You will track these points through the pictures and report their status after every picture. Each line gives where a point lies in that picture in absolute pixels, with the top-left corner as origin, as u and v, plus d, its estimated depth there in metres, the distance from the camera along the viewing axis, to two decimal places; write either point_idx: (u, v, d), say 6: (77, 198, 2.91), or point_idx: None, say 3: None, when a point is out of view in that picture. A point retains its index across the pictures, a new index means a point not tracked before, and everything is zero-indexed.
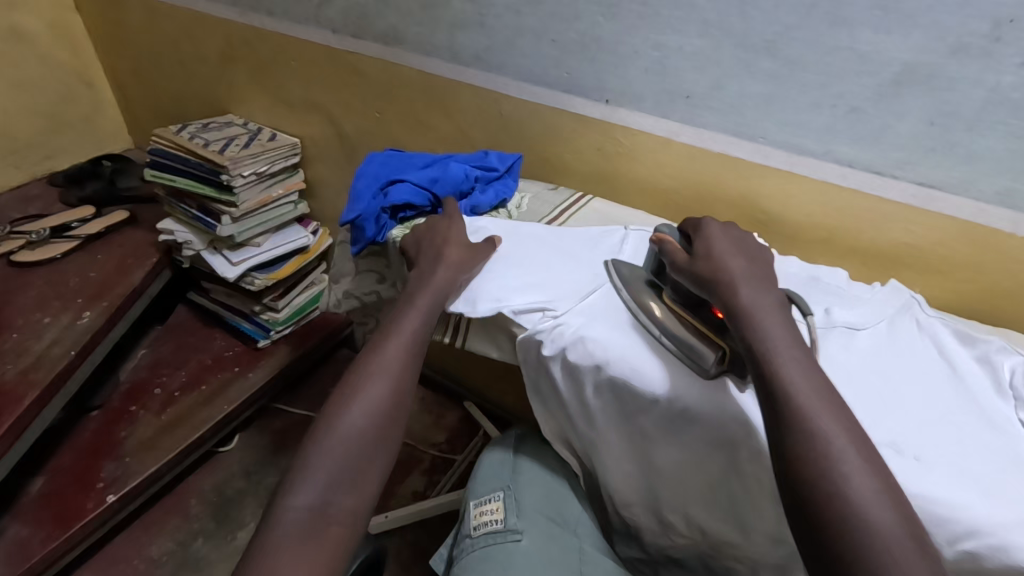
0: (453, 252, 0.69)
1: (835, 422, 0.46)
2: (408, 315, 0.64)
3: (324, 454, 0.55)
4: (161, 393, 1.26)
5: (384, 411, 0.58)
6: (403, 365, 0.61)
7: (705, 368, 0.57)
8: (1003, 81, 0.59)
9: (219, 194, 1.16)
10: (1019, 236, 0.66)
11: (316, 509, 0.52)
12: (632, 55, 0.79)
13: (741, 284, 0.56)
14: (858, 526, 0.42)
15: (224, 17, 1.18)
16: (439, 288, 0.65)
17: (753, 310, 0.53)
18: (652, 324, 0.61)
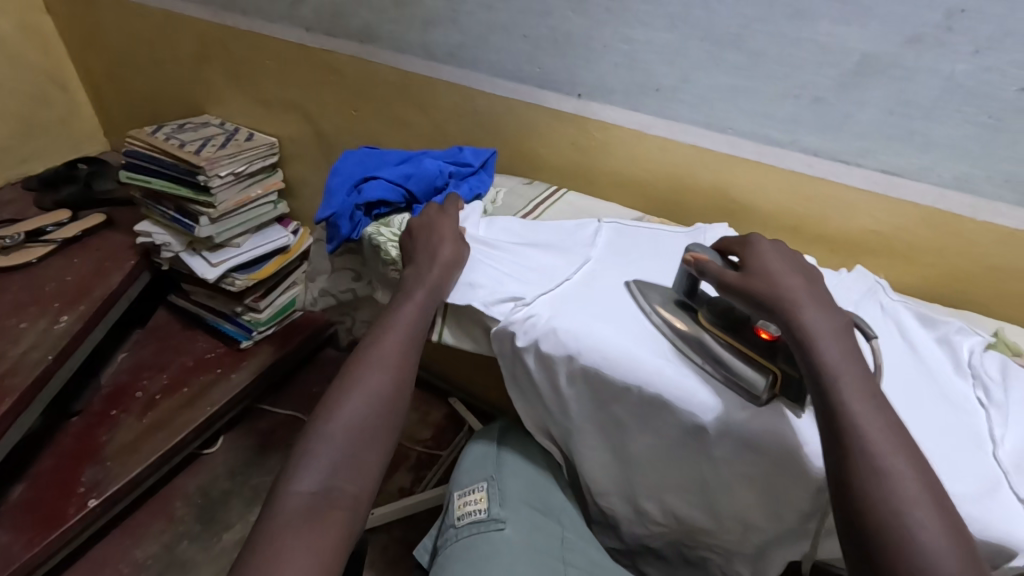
0: (448, 249, 0.68)
1: (864, 408, 0.46)
2: (406, 308, 0.64)
3: (326, 440, 0.56)
4: (142, 396, 1.25)
5: (383, 400, 0.59)
6: (401, 357, 0.62)
7: (756, 394, 0.55)
8: (957, 70, 0.61)
9: (197, 195, 1.16)
10: (979, 220, 0.68)
11: (321, 493, 0.52)
12: (602, 49, 0.80)
13: (803, 306, 0.52)
14: (882, 498, 0.43)
15: (197, 17, 1.17)
16: (434, 281, 0.65)
17: (816, 331, 0.50)
18: (692, 350, 0.59)
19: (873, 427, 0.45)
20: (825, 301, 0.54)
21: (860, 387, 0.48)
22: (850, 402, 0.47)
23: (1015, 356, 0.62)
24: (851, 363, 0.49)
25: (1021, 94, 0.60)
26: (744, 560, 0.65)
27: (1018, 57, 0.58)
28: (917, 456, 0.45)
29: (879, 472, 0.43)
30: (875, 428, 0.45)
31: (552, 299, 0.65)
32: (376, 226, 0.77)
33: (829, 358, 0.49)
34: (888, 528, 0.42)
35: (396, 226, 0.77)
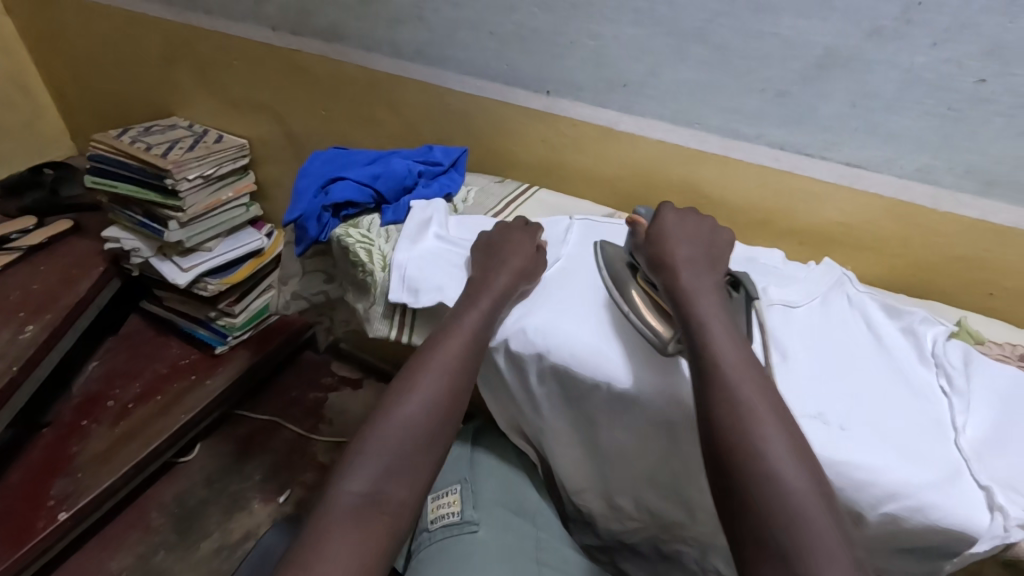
0: (517, 259, 0.66)
1: (734, 356, 0.52)
2: (469, 316, 0.61)
3: (378, 442, 0.55)
4: (114, 405, 1.23)
5: (439, 406, 0.57)
6: (461, 362, 0.59)
7: (662, 342, 0.57)
8: (916, 62, 0.62)
9: (165, 199, 1.14)
10: (942, 211, 0.69)
11: (371, 497, 0.52)
12: (569, 45, 0.79)
13: (684, 267, 0.60)
14: (745, 435, 0.47)
15: (161, 16, 1.15)
16: (501, 291, 0.63)
17: (693, 290, 0.57)
18: (622, 301, 0.62)
19: (740, 373, 0.51)
20: (706, 266, 0.61)
21: (727, 336, 0.53)
22: (720, 351, 0.52)
23: (976, 345, 0.63)
24: (721, 314, 0.56)
25: (978, 86, 0.60)
26: (719, 552, 0.66)
27: (974, 49, 0.59)
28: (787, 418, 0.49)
29: (743, 413, 0.48)
30: (749, 391, 0.49)
31: (538, 297, 0.65)
32: (344, 227, 0.75)
33: (703, 315, 0.55)
34: (753, 462, 0.46)
35: (365, 226, 0.76)
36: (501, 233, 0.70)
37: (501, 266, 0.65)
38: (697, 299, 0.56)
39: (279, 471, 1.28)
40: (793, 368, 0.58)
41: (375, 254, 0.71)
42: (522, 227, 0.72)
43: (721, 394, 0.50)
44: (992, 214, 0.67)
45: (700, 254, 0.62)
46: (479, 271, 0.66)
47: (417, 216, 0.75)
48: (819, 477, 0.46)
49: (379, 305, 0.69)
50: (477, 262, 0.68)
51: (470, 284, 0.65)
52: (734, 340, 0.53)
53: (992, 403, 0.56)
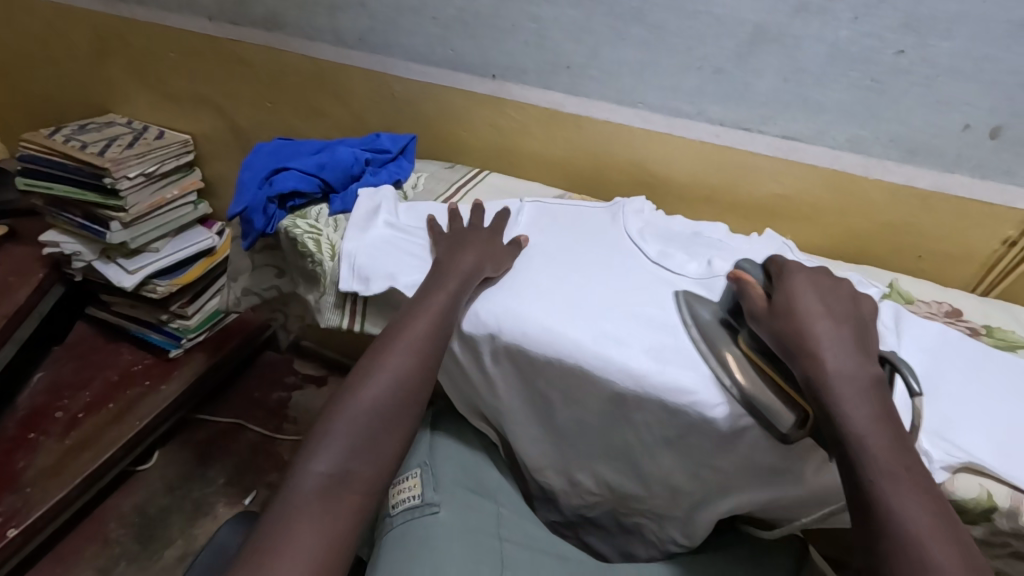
0: (477, 245, 0.67)
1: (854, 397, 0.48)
2: (435, 298, 0.61)
3: (346, 423, 0.53)
4: (63, 416, 1.18)
5: (408, 387, 0.57)
6: (429, 342, 0.59)
7: (782, 430, 0.52)
8: (840, 36, 0.64)
9: (105, 200, 1.10)
10: (872, 178, 0.72)
11: (336, 476, 0.50)
12: (511, 29, 0.79)
13: (826, 347, 0.51)
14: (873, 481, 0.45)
15: (90, 8, 1.10)
16: (467, 272, 0.63)
17: (839, 373, 0.49)
18: (724, 374, 0.55)
19: (866, 421, 0.47)
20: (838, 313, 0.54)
21: (855, 385, 0.49)
22: (849, 398, 0.48)
23: (906, 305, 0.67)
24: (862, 373, 0.50)
25: (898, 57, 0.63)
26: (675, 524, 0.67)
27: (892, 22, 0.61)
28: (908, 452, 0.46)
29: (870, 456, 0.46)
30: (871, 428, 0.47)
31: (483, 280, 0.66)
32: (292, 218, 0.74)
33: (842, 387, 0.49)
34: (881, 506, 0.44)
35: (313, 217, 0.75)
36: (464, 230, 0.69)
37: (467, 249, 0.66)
38: (828, 350, 0.51)
39: (242, 474, 1.25)
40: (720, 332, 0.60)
41: (323, 244, 0.71)
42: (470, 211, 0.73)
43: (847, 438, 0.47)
44: (917, 180, 0.70)
45: (828, 307, 0.54)
46: (445, 253, 0.66)
47: (365, 204, 0.74)
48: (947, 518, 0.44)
49: (329, 294, 0.69)
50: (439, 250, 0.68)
51: (434, 268, 0.65)
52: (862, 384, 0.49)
53: (918, 356, 0.59)
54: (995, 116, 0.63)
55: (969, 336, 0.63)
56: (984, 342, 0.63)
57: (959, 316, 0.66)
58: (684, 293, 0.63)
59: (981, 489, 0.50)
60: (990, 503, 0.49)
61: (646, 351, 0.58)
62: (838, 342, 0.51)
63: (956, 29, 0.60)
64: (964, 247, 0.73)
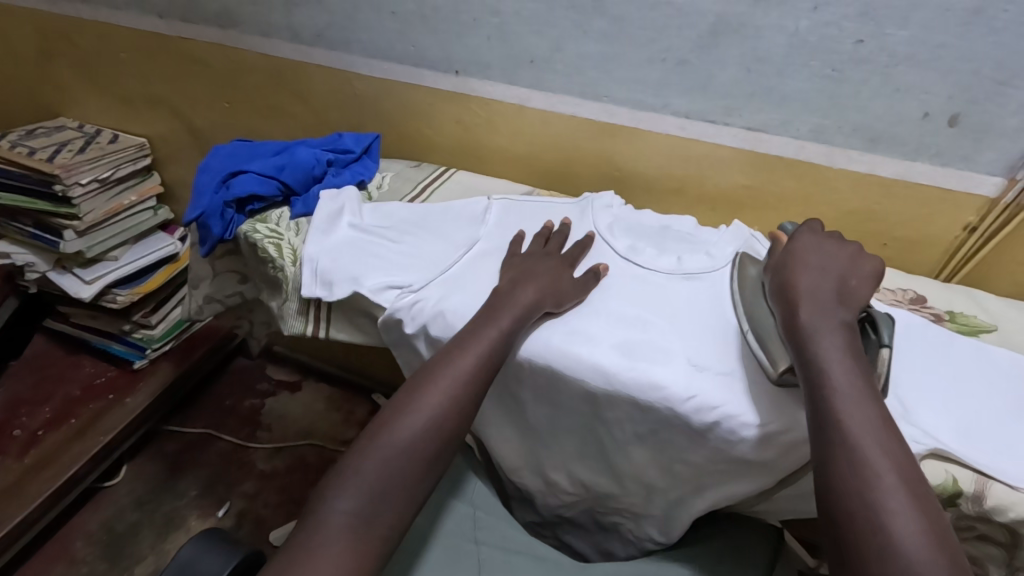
0: (540, 274, 0.63)
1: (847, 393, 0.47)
2: (488, 331, 0.57)
3: (376, 460, 0.52)
4: (21, 434, 1.13)
5: (443, 427, 0.54)
6: (471, 378, 0.55)
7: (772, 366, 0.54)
8: (800, 26, 0.64)
9: (57, 208, 1.06)
10: (836, 167, 0.73)
11: (359, 518, 0.49)
12: (472, 23, 0.78)
13: (804, 301, 0.53)
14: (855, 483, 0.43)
15: (32, 7, 1.05)
16: (525, 308, 0.59)
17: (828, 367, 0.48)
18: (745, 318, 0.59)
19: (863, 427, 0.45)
20: (845, 303, 0.53)
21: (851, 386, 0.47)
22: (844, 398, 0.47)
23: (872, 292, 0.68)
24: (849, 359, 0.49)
25: (857, 47, 0.63)
26: (652, 521, 0.67)
27: (850, 11, 0.61)
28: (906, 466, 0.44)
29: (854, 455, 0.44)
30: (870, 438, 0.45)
31: (451, 282, 0.65)
32: (251, 223, 0.72)
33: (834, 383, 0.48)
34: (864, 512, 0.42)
35: (273, 221, 0.73)
36: (536, 254, 0.66)
37: (530, 280, 0.62)
38: (817, 338, 0.50)
39: (215, 485, 1.22)
40: (688, 325, 0.60)
41: (284, 249, 0.69)
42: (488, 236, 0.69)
43: (839, 436, 0.45)
44: (880, 169, 0.71)
45: (829, 285, 0.54)
46: (507, 283, 0.62)
47: (328, 207, 0.72)
48: (933, 521, 0.41)
49: (292, 301, 0.67)
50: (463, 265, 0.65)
51: (495, 296, 0.60)
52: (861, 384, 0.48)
53: None
54: (953, 103, 0.64)
55: (933, 321, 0.64)
56: (948, 327, 0.64)
57: (923, 303, 0.67)
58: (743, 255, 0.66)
59: (946, 474, 0.50)
60: (955, 488, 0.49)
61: (617, 346, 0.58)
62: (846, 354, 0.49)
63: (912, 17, 0.60)
64: (927, 234, 0.74)
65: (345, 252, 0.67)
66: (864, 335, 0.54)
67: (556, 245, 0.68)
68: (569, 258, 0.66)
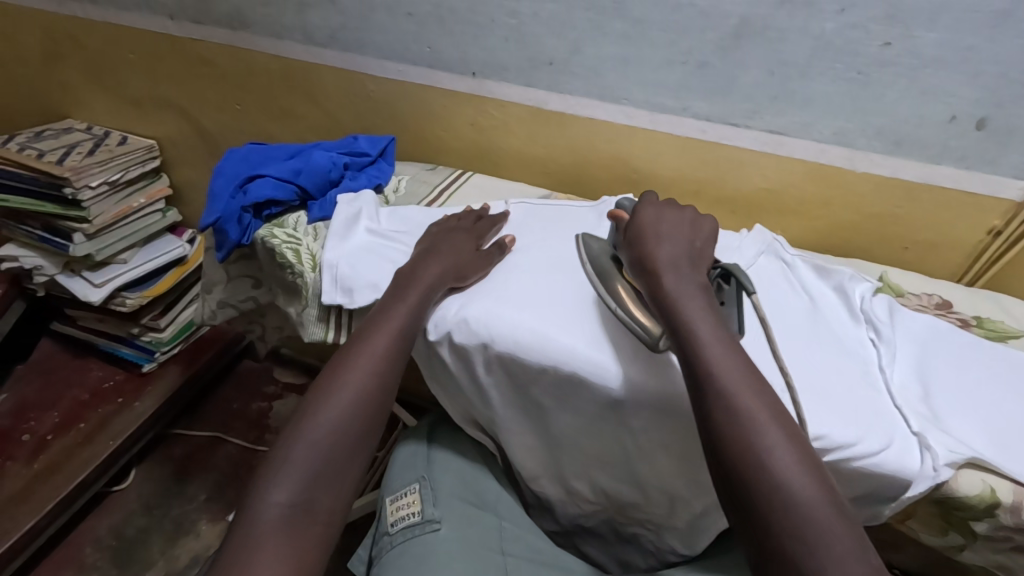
0: (449, 250, 0.65)
1: (703, 322, 0.51)
2: (397, 309, 0.59)
3: (304, 446, 0.50)
4: (30, 439, 1.13)
5: (367, 406, 0.54)
6: (384, 357, 0.56)
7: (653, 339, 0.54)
8: (825, 29, 0.63)
9: (66, 211, 1.05)
10: (857, 170, 0.72)
11: (299, 507, 0.47)
12: (489, 25, 0.77)
13: (665, 271, 0.55)
14: (761, 467, 0.43)
15: (40, 8, 1.04)
16: (429, 282, 0.61)
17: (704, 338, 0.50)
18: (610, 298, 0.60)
19: (755, 405, 0.46)
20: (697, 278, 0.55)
21: (723, 353, 0.49)
22: (720, 362, 0.48)
23: (897, 297, 0.67)
24: (709, 313, 0.52)
25: (884, 49, 0.63)
26: (674, 533, 0.66)
27: (878, 13, 0.61)
28: (804, 450, 0.44)
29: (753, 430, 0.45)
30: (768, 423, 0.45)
31: (479, 288, 0.63)
32: (268, 227, 0.71)
33: (702, 340, 0.50)
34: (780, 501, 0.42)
35: (290, 226, 0.72)
36: (451, 224, 0.70)
37: (433, 258, 0.64)
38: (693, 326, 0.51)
39: (225, 490, 1.21)
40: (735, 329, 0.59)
41: (303, 255, 0.68)
42: (471, 224, 0.70)
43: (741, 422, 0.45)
44: (902, 172, 0.70)
45: (683, 249, 0.58)
46: (410, 263, 0.64)
47: (345, 211, 0.71)
48: (825, 480, 0.43)
49: (312, 307, 0.66)
50: (416, 253, 0.67)
51: (398, 277, 0.62)
52: (719, 323, 0.52)
53: (909, 350, 0.59)
54: (979, 107, 0.63)
55: (960, 327, 0.63)
56: (975, 333, 0.63)
57: (949, 308, 0.66)
58: (584, 236, 0.67)
59: (983, 483, 0.49)
60: (992, 498, 0.49)
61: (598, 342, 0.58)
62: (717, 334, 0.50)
63: (941, 20, 0.59)
64: (949, 238, 0.73)
65: (363, 265, 0.66)
66: (718, 289, 0.59)
67: (471, 219, 0.71)
68: (477, 230, 0.69)
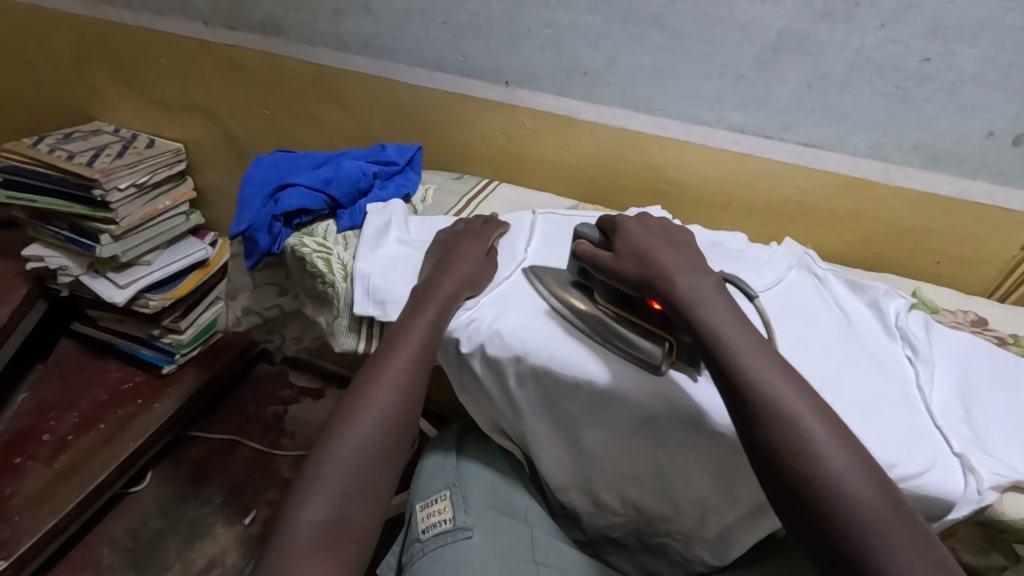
0: (464, 264, 0.64)
1: (713, 305, 0.52)
2: (417, 324, 0.58)
3: (334, 467, 0.49)
4: (50, 439, 1.13)
5: (394, 424, 0.53)
6: (410, 371, 0.56)
7: (654, 364, 0.56)
8: (865, 43, 0.64)
9: (94, 212, 1.05)
10: (891, 184, 0.72)
11: (332, 523, 0.47)
12: (526, 35, 0.78)
13: (677, 275, 0.54)
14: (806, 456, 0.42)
15: (73, 12, 1.05)
16: (446, 297, 0.60)
17: (724, 329, 0.50)
18: (593, 327, 0.59)
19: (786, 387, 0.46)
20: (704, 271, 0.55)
21: (744, 338, 0.49)
22: (751, 364, 0.47)
23: (932, 314, 0.67)
24: (717, 291, 0.53)
25: (923, 64, 0.63)
26: (705, 543, 0.65)
27: (919, 29, 0.61)
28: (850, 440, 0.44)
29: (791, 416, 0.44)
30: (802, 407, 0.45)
31: (504, 300, 0.63)
32: (298, 236, 0.71)
33: (717, 326, 0.50)
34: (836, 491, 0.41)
35: (320, 234, 0.72)
36: (467, 231, 0.69)
37: (448, 271, 0.63)
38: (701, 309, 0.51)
39: (241, 493, 1.20)
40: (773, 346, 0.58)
41: (334, 264, 0.68)
42: (480, 226, 0.71)
43: (775, 410, 0.44)
44: (938, 186, 0.71)
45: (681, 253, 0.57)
46: (431, 274, 0.63)
47: (375, 220, 0.72)
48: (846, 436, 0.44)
49: (343, 318, 0.65)
50: (429, 264, 0.66)
51: (416, 292, 0.62)
52: (721, 294, 0.53)
53: (947, 367, 0.59)
54: (1017, 123, 0.64)
55: (997, 345, 0.63)
56: (1013, 351, 0.63)
57: (985, 326, 0.66)
58: (531, 269, 0.66)
59: None
60: None
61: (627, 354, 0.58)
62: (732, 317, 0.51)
63: (982, 37, 0.60)
64: (983, 253, 0.73)
65: (397, 277, 0.66)
66: None
67: (488, 229, 0.70)
68: (484, 237, 0.69)
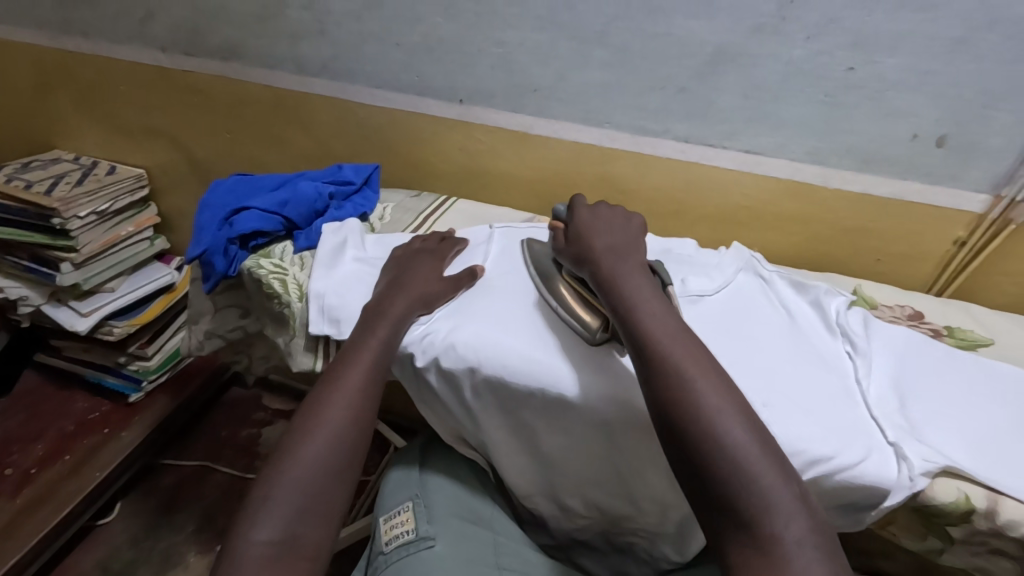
0: (421, 283, 0.65)
1: (637, 287, 0.58)
2: (368, 344, 0.59)
3: (285, 486, 0.50)
4: (13, 473, 1.11)
5: (346, 442, 0.53)
6: (361, 390, 0.56)
7: (591, 333, 0.61)
8: (794, 55, 0.67)
9: (53, 241, 1.05)
10: (831, 187, 0.75)
11: (282, 543, 0.47)
12: (477, 54, 0.80)
13: (603, 256, 0.62)
14: (700, 422, 0.47)
15: (30, 42, 1.05)
16: (399, 316, 0.61)
17: (641, 312, 0.55)
18: (550, 296, 0.65)
19: (689, 358, 0.51)
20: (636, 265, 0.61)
21: (663, 320, 0.55)
22: (648, 321, 0.54)
23: (872, 310, 0.70)
24: (642, 280, 0.59)
25: (849, 73, 0.66)
26: (667, 539, 0.67)
27: (842, 40, 0.65)
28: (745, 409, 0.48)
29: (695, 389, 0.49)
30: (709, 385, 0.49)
31: (460, 311, 0.64)
32: (254, 258, 0.72)
33: (634, 303, 0.56)
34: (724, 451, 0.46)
35: (277, 255, 0.73)
36: (422, 248, 0.71)
37: (400, 291, 0.64)
38: (627, 293, 0.57)
39: (214, 519, 1.19)
40: (720, 348, 0.60)
41: (289, 284, 0.68)
42: (438, 243, 0.73)
43: (679, 381, 0.49)
44: (873, 188, 0.74)
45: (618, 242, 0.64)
46: (382, 294, 0.64)
47: (331, 240, 0.73)
48: (744, 406, 0.49)
49: (300, 337, 0.66)
50: (382, 284, 0.67)
51: (367, 311, 0.63)
52: (650, 286, 0.59)
53: (885, 361, 0.61)
54: (939, 126, 0.67)
55: (932, 337, 0.66)
56: (947, 342, 0.66)
57: (922, 319, 0.69)
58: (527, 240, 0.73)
59: (957, 491, 0.51)
60: (967, 505, 0.51)
61: (577, 360, 0.60)
62: (654, 300, 0.57)
63: (901, 47, 0.63)
64: (920, 249, 0.77)
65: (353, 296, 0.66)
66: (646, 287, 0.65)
67: (447, 245, 0.72)
68: (439, 254, 0.70)
